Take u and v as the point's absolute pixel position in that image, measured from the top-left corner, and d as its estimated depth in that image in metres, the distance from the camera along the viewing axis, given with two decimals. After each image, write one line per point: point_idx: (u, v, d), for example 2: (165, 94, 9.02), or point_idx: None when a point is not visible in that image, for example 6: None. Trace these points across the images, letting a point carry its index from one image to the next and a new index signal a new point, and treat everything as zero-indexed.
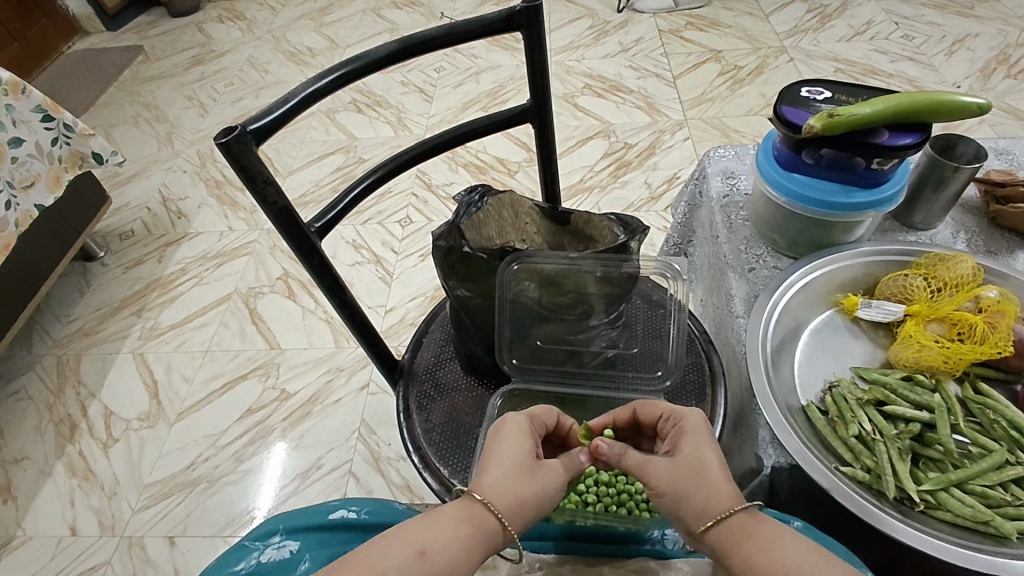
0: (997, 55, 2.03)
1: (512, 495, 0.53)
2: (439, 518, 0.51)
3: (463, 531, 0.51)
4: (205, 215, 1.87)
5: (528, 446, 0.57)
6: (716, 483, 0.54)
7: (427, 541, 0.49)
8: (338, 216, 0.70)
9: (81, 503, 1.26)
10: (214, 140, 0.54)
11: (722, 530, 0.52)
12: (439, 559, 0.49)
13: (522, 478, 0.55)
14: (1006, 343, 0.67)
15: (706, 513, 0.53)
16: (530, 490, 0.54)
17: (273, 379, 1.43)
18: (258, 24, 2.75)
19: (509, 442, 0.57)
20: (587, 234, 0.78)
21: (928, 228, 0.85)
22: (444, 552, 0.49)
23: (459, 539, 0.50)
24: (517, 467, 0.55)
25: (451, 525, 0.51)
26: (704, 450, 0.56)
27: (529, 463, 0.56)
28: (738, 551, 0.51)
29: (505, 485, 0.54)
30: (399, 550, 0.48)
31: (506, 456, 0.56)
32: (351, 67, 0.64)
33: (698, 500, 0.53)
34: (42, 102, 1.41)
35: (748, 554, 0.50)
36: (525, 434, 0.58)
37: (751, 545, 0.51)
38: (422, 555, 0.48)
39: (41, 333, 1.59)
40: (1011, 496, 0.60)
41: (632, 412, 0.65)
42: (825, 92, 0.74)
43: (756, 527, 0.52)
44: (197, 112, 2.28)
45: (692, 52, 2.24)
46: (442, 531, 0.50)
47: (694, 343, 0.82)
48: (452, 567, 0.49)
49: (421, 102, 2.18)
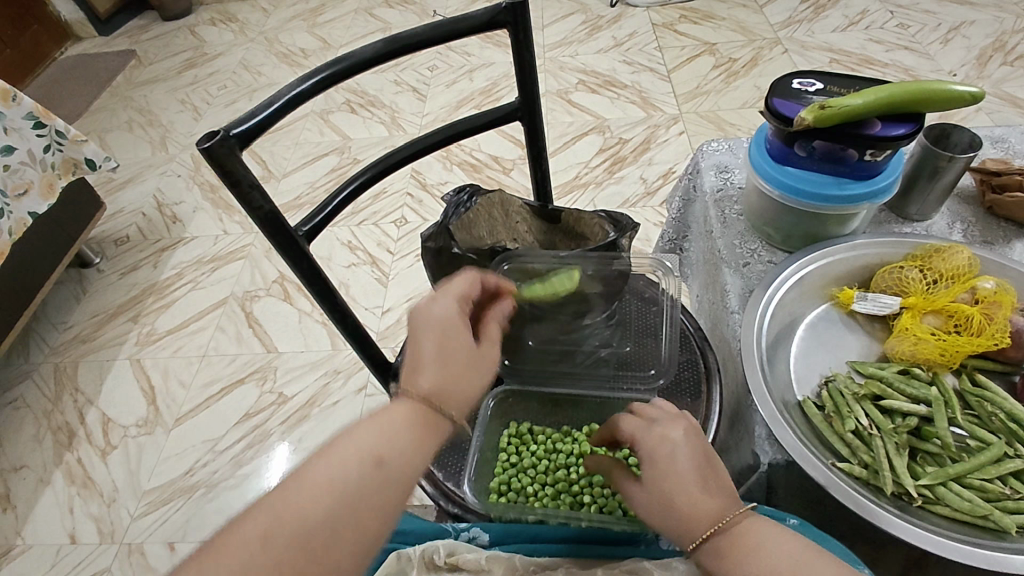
0: (994, 42, 2.02)
1: (450, 383, 0.52)
2: (383, 418, 0.49)
3: (414, 428, 0.49)
4: (200, 218, 1.87)
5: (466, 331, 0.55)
6: (707, 489, 0.50)
7: (381, 446, 0.47)
8: (326, 219, 0.69)
9: (80, 511, 1.26)
10: (197, 145, 0.53)
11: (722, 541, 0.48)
12: (392, 463, 0.47)
13: (463, 368, 0.53)
14: (1002, 335, 0.66)
15: (690, 533, 0.49)
16: (474, 376, 0.53)
17: (271, 383, 1.43)
18: (251, 26, 2.75)
19: (438, 314, 0.54)
20: (579, 232, 0.77)
21: (924, 219, 0.84)
22: (399, 454, 0.48)
23: (408, 435, 0.49)
24: (444, 342, 0.53)
25: (397, 423, 0.49)
26: (674, 461, 0.51)
27: (466, 352, 0.54)
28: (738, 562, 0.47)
29: (448, 377, 0.52)
30: (347, 464, 0.46)
31: (451, 353, 0.53)
32: (337, 68, 0.63)
33: (680, 518, 0.50)
34: (34, 109, 1.41)
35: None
36: (450, 314, 0.55)
37: (751, 557, 0.47)
38: (378, 461, 0.47)
39: (38, 341, 1.59)
40: (1011, 489, 0.59)
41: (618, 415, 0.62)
42: (817, 83, 0.73)
43: (757, 534, 0.48)
44: (191, 115, 2.28)
45: (686, 45, 2.22)
46: (392, 433, 0.48)
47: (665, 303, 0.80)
48: (410, 465, 0.48)
49: (415, 101, 2.17)
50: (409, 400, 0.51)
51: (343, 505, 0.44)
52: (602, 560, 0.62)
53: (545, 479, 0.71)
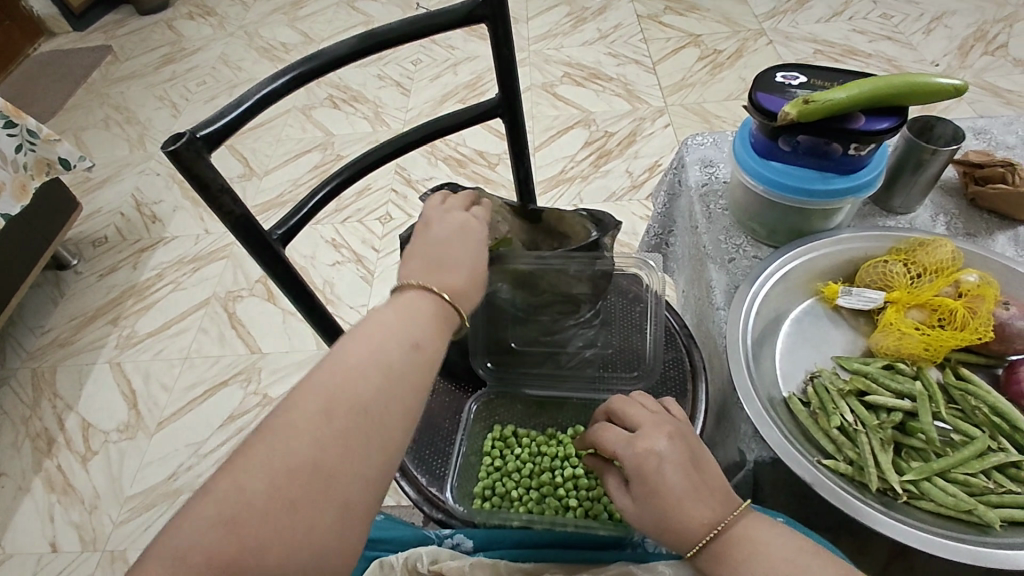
0: (975, 31, 2.03)
1: (460, 280, 0.54)
2: (402, 306, 0.50)
3: (437, 319, 0.51)
4: (180, 218, 1.84)
5: (477, 234, 0.58)
6: (702, 496, 0.49)
7: (415, 333, 0.48)
8: (302, 221, 0.67)
9: (61, 518, 1.24)
10: (162, 147, 0.52)
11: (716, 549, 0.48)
12: (431, 349, 0.49)
13: (472, 272, 0.55)
14: (986, 328, 0.66)
15: (686, 544, 0.49)
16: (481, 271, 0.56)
17: (255, 385, 1.41)
18: (230, 20, 2.69)
19: (440, 234, 0.57)
20: (560, 231, 0.76)
21: (907, 212, 0.84)
22: (434, 342, 0.49)
23: (433, 321, 0.50)
24: (458, 257, 0.55)
25: (423, 314, 0.50)
26: (665, 472, 0.49)
27: (476, 259, 0.56)
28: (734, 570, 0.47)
29: (458, 279, 0.54)
30: (393, 351, 0.47)
31: (456, 258, 0.55)
32: (309, 66, 0.61)
33: (675, 529, 0.49)
34: (4, 107, 1.37)
35: None
36: (467, 234, 0.57)
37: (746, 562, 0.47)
38: (416, 347, 0.48)
39: (15, 346, 1.55)
40: (994, 484, 0.59)
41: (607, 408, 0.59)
42: (801, 77, 0.73)
43: (753, 538, 0.48)
44: (169, 113, 2.23)
45: (672, 36, 2.21)
46: (423, 323, 0.49)
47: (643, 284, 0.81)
48: (439, 347, 0.50)
49: (398, 95, 2.14)
50: (428, 293, 0.52)
51: (390, 384, 0.45)
52: (587, 565, 0.59)
53: (530, 482, 0.71)
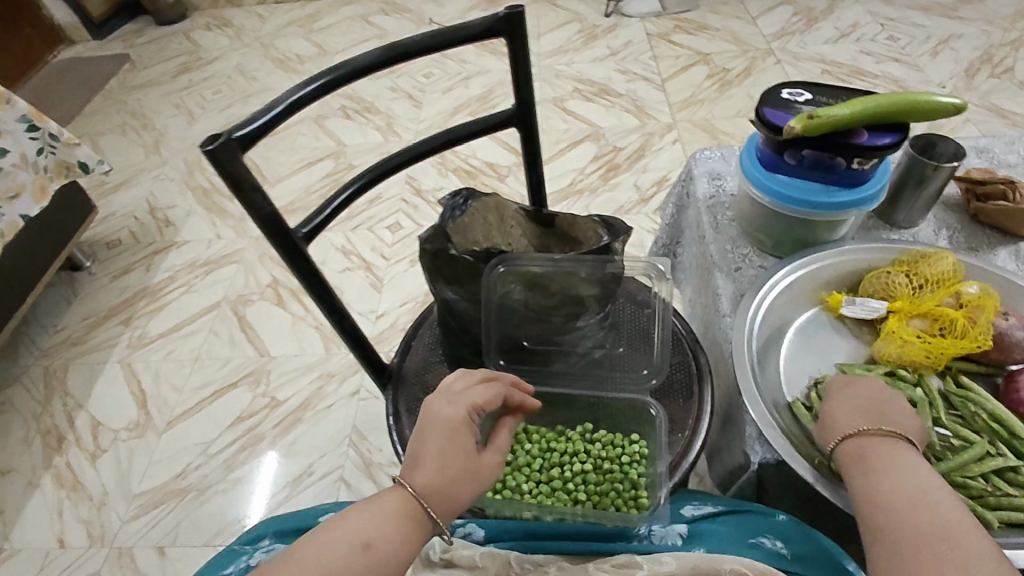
0: (981, 55, 2.06)
1: (446, 487, 0.54)
2: (375, 507, 0.52)
3: (404, 521, 0.52)
4: (194, 222, 1.87)
5: (467, 443, 0.56)
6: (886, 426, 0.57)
7: (371, 532, 0.50)
8: (325, 221, 0.70)
9: (69, 514, 1.25)
10: (199, 147, 0.54)
11: (866, 454, 0.55)
12: (383, 552, 0.50)
13: (460, 472, 0.55)
14: (985, 337, 0.68)
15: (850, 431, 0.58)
16: (464, 479, 0.55)
17: (264, 387, 1.42)
18: (246, 31, 2.75)
19: (441, 419, 0.57)
20: (573, 236, 0.78)
21: (910, 225, 0.86)
22: (388, 544, 0.50)
23: (396, 527, 0.51)
24: (447, 449, 0.55)
25: (392, 513, 0.52)
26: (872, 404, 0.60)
27: (470, 458, 0.56)
28: (873, 471, 0.54)
29: (439, 477, 0.54)
30: (342, 544, 0.49)
31: (445, 462, 0.55)
32: (336, 74, 0.64)
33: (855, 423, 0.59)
34: (28, 111, 1.41)
35: (866, 470, 0.54)
36: (465, 425, 0.57)
37: (884, 471, 0.53)
38: (365, 548, 0.49)
39: (28, 344, 1.58)
40: (993, 487, 0.61)
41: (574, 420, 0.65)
42: (806, 94, 0.75)
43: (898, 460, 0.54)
44: (185, 120, 2.28)
45: (680, 55, 2.25)
46: (384, 523, 0.51)
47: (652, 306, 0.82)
48: (396, 556, 0.50)
49: (411, 107, 2.18)
50: (402, 494, 0.53)
51: None
52: (595, 555, 0.62)
53: (539, 476, 0.72)
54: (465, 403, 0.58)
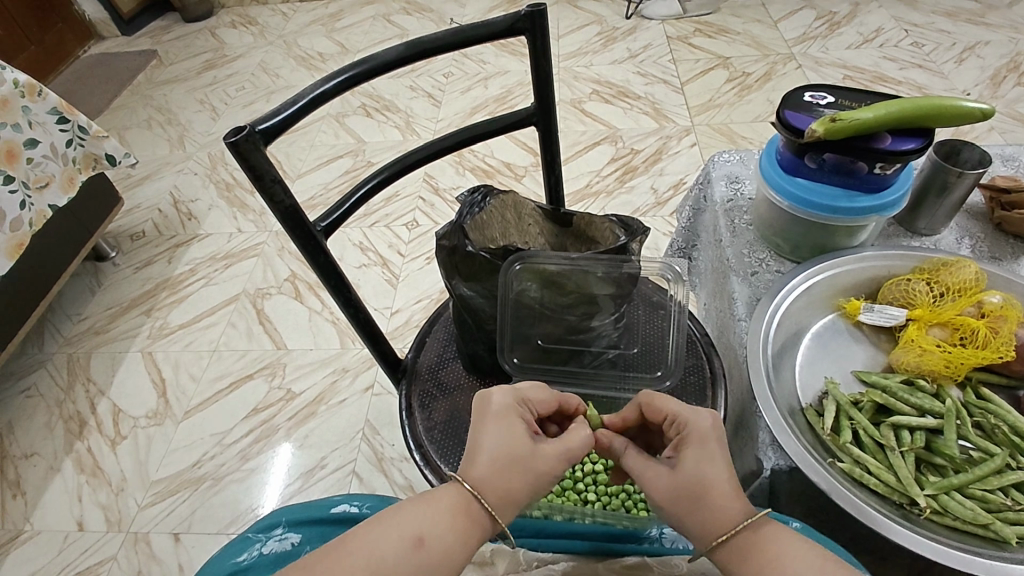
0: (1008, 62, 2.02)
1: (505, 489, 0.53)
2: (429, 507, 0.51)
3: (458, 519, 0.51)
4: (215, 216, 1.90)
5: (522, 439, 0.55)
6: (721, 498, 0.51)
7: (425, 528, 0.49)
8: (344, 216, 0.71)
9: (88, 499, 1.28)
10: (223, 139, 0.55)
11: (731, 550, 0.50)
12: (437, 548, 0.49)
13: (516, 471, 0.54)
14: (1007, 348, 0.67)
15: (714, 532, 0.51)
16: (521, 479, 0.53)
17: (279, 379, 1.44)
18: (270, 29, 2.79)
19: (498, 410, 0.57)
20: (589, 236, 0.79)
21: (932, 233, 0.85)
22: (442, 539, 0.49)
23: (452, 527, 0.50)
24: (508, 451, 0.54)
25: (444, 511, 0.51)
26: (709, 465, 0.52)
27: (522, 450, 0.55)
28: (743, 570, 0.49)
29: (495, 476, 0.53)
30: (396, 539, 0.48)
31: (492, 446, 0.55)
32: (357, 71, 0.64)
33: (703, 518, 0.51)
34: (58, 104, 1.45)
35: (752, 574, 0.49)
36: (513, 414, 0.57)
37: (754, 565, 0.49)
38: (419, 544, 0.49)
39: (52, 331, 1.61)
40: (1013, 501, 0.60)
41: (637, 410, 0.63)
42: (829, 96, 0.74)
43: (763, 544, 0.50)
44: (209, 115, 2.31)
45: (700, 58, 2.24)
46: (437, 518, 0.50)
47: (671, 296, 0.79)
48: (451, 553, 0.49)
49: (429, 106, 2.20)
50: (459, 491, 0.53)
51: None
52: (606, 554, 0.62)
53: None
54: (511, 390, 0.59)
